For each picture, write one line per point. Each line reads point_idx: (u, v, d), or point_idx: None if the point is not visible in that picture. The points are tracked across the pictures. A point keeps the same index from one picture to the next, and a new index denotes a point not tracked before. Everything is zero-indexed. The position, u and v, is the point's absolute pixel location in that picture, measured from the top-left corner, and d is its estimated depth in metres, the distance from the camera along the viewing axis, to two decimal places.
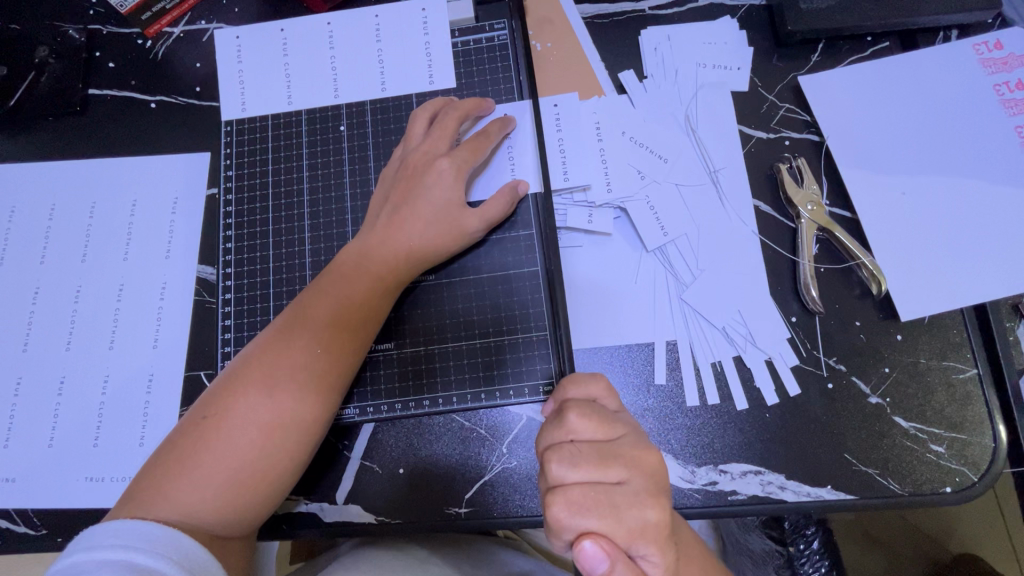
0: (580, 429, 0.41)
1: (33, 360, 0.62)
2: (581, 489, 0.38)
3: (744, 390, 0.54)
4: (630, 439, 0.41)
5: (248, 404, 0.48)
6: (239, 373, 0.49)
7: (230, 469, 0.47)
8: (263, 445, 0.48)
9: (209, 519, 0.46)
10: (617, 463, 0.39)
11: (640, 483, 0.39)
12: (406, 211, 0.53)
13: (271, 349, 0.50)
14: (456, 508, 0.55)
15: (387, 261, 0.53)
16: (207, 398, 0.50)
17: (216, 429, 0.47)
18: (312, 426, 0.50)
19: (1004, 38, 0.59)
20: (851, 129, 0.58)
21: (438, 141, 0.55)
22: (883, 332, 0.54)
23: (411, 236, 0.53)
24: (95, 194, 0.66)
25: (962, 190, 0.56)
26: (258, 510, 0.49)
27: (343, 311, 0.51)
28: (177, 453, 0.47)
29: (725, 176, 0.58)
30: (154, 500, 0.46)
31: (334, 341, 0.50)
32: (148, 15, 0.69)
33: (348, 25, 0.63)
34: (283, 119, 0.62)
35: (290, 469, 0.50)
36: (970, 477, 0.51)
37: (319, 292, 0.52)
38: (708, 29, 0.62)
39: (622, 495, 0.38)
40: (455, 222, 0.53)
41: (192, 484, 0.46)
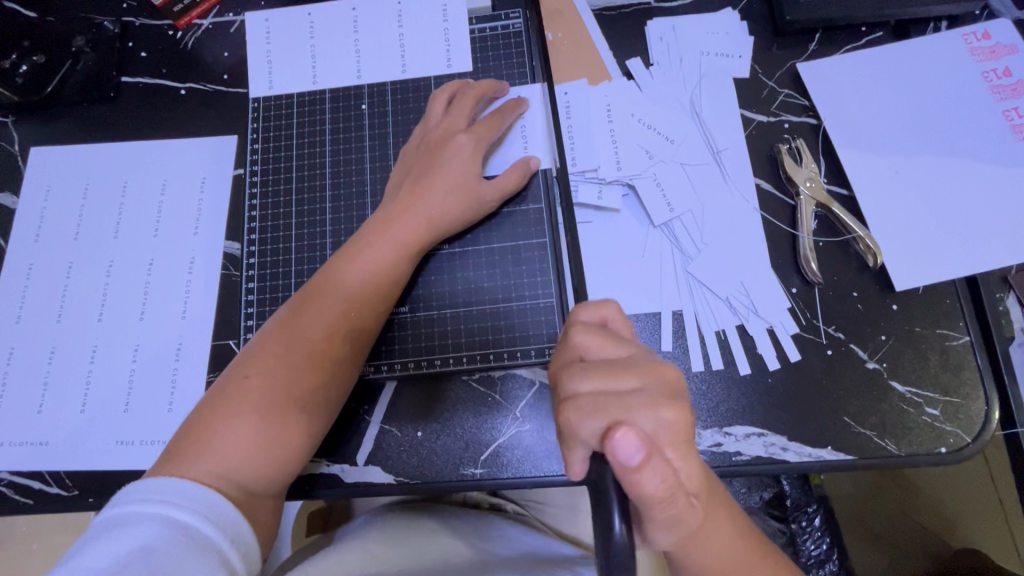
0: (588, 346, 0.42)
1: (67, 331, 0.65)
2: (591, 397, 0.39)
3: (747, 356, 0.57)
4: (638, 356, 0.42)
5: (282, 361, 0.51)
6: (271, 336, 0.52)
7: (264, 425, 0.50)
8: (296, 400, 0.51)
9: (245, 474, 0.49)
10: (631, 371, 0.40)
11: (658, 388, 0.40)
12: (426, 183, 0.56)
13: (302, 313, 0.53)
14: (473, 469, 0.57)
15: (409, 229, 0.55)
16: (240, 360, 0.52)
17: (248, 387, 0.50)
18: (338, 382, 0.53)
19: (991, 27, 0.63)
20: (847, 112, 0.62)
21: (456, 119, 0.58)
22: (879, 302, 0.57)
23: (433, 207, 0.56)
24: (128, 175, 0.69)
25: (953, 169, 0.59)
26: (289, 465, 0.51)
27: (370, 278, 0.54)
28: (212, 411, 0.50)
29: (728, 156, 0.62)
30: (193, 456, 0.47)
31: (360, 303, 0.54)
32: (180, 7, 0.73)
33: (370, 13, 0.66)
34: (307, 97, 0.66)
35: (319, 425, 0.52)
36: (964, 437, 0.53)
37: (343, 259, 0.55)
38: (711, 20, 0.66)
39: (635, 399, 0.39)
40: (473, 194, 0.57)
41: (229, 440, 0.49)
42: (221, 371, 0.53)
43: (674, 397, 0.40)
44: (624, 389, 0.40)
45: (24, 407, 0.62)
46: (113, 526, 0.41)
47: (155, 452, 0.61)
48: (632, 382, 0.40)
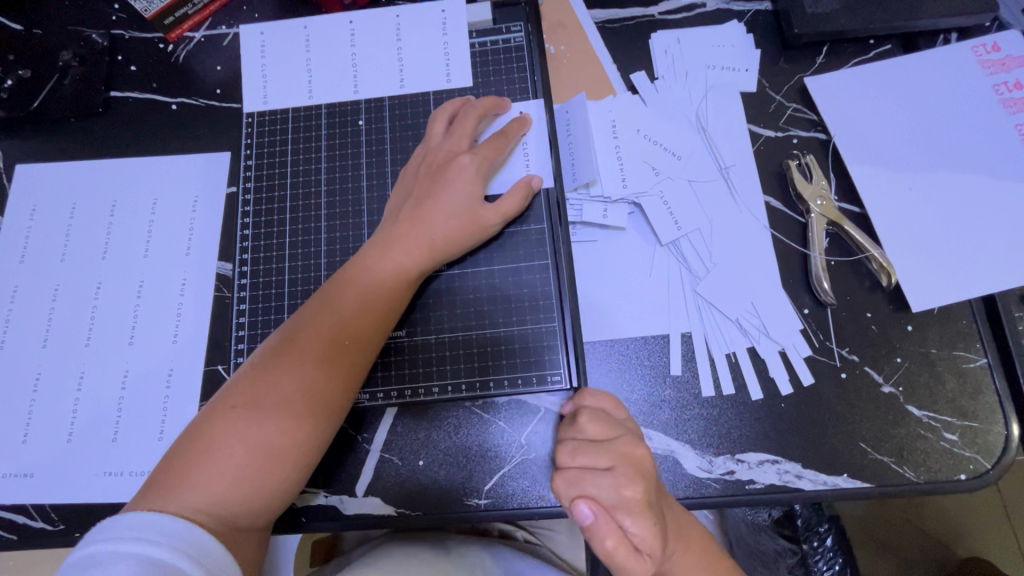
0: (584, 428, 0.46)
1: (52, 356, 0.62)
2: (572, 473, 0.44)
3: (758, 380, 0.55)
4: (626, 438, 0.45)
5: (276, 390, 0.49)
6: (263, 362, 0.50)
7: (254, 457, 0.47)
8: (287, 433, 0.48)
9: (231, 509, 0.46)
10: (607, 452, 0.44)
11: (626, 470, 0.43)
12: (427, 204, 0.54)
13: (299, 339, 0.50)
14: (475, 499, 0.55)
15: (410, 252, 0.53)
16: (232, 385, 0.50)
17: (238, 417, 0.48)
18: (334, 413, 0.50)
19: (1001, 40, 0.62)
20: (857, 127, 0.60)
21: (459, 139, 0.57)
22: (893, 323, 0.55)
23: (434, 229, 0.54)
24: (116, 193, 0.67)
25: (967, 185, 0.58)
26: (279, 499, 0.49)
27: (369, 303, 0.52)
28: (200, 441, 0.47)
29: (736, 172, 0.60)
30: (177, 489, 0.45)
31: (357, 330, 0.51)
32: (171, 20, 0.70)
33: (367, 26, 0.64)
34: (303, 113, 0.64)
35: (312, 458, 0.50)
36: (984, 463, 0.52)
37: (342, 284, 0.53)
38: (716, 32, 0.64)
39: (604, 478, 0.43)
40: (476, 215, 0.54)
41: (216, 472, 0.46)
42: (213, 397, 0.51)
43: (642, 480, 0.43)
44: (599, 466, 0.44)
45: (8, 436, 0.60)
46: (87, 566, 0.40)
47: (144, 483, 0.58)
48: (601, 463, 0.44)
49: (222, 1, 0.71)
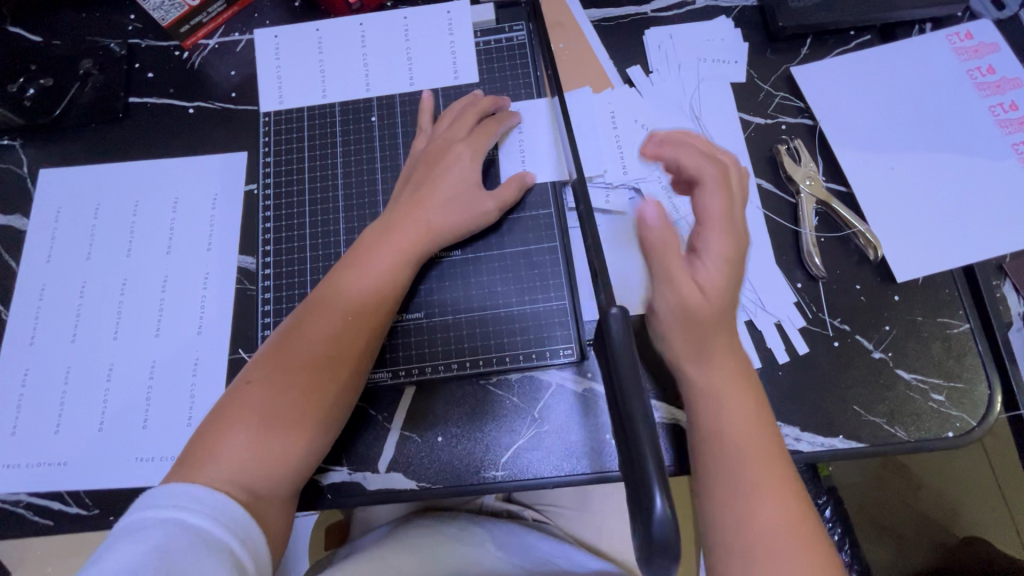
0: (659, 223, 0.48)
1: (82, 350, 0.65)
2: (661, 238, 0.49)
3: (757, 350, 0.58)
4: (715, 234, 0.49)
5: (289, 367, 0.52)
6: (278, 345, 0.54)
7: (272, 430, 0.50)
8: (300, 404, 0.51)
9: (255, 480, 0.49)
10: (707, 258, 0.49)
11: (721, 266, 0.49)
12: (427, 191, 0.58)
13: (308, 320, 0.54)
14: (494, 471, 0.58)
15: (410, 236, 0.56)
16: (247, 369, 0.54)
17: (257, 393, 0.51)
18: (345, 386, 0.53)
19: (973, 28, 0.66)
20: (842, 112, 0.64)
21: (455, 130, 0.60)
22: (881, 294, 0.59)
23: (434, 213, 0.57)
24: (138, 193, 0.70)
25: (945, 163, 0.61)
26: (298, 470, 0.52)
27: (373, 284, 0.55)
28: (222, 420, 0.51)
29: (729, 157, 0.64)
30: (203, 464, 0.48)
31: (365, 309, 0.55)
32: (186, 28, 0.73)
33: (377, 28, 0.68)
34: (317, 111, 0.67)
35: (327, 430, 0.53)
36: (970, 421, 0.55)
37: (348, 268, 0.56)
38: (707, 27, 0.68)
39: (710, 282, 0.48)
40: (474, 202, 0.58)
41: (237, 445, 0.49)
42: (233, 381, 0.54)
43: (731, 274, 0.49)
44: (705, 238, 0.49)
45: (42, 427, 0.62)
46: (126, 531, 0.42)
47: None
48: (709, 265, 0.49)
49: (235, 9, 0.75)
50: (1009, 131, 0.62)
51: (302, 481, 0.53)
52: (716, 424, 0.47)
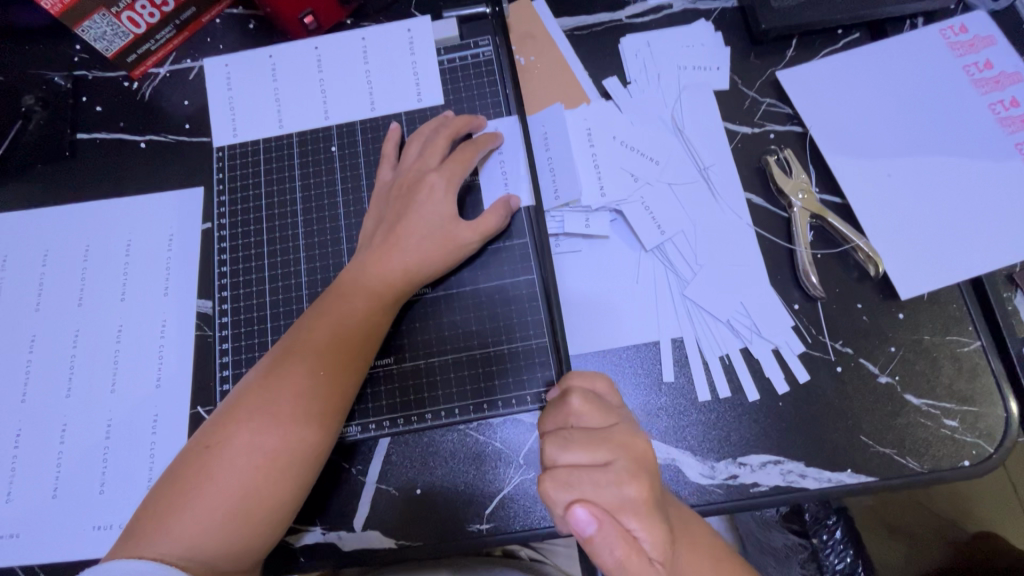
0: (580, 413, 0.45)
1: (33, 410, 0.60)
2: (567, 471, 0.40)
3: (754, 381, 0.54)
4: (621, 428, 0.43)
5: (250, 431, 0.48)
6: (240, 400, 0.49)
7: (233, 497, 0.46)
8: (265, 470, 0.47)
9: (213, 551, 0.45)
10: (606, 444, 0.41)
11: (626, 464, 0.40)
12: (400, 229, 0.54)
13: (270, 375, 0.49)
14: (477, 525, 0.53)
15: (384, 280, 0.52)
16: (207, 428, 0.49)
17: (217, 457, 0.47)
18: (312, 449, 0.49)
19: (968, 21, 0.62)
20: (832, 118, 0.60)
21: (427, 160, 0.56)
22: (884, 312, 0.55)
23: (405, 252, 0.53)
24: (89, 237, 0.66)
25: (944, 168, 0.58)
26: (265, 539, 0.48)
27: (343, 332, 0.51)
28: (179, 486, 0.47)
29: (715, 172, 0.59)
30: (158, 533, 0.45)
31: (337, 362, 0.50)
32: (134, 57, 0.68)
33: (335, 50, 0.64)
34: (274, 142, 0.63)
35: (293, 495, 0.48)
36: (986, 448, 0.51)
37: (318, 314, 0.52)
38: (685, 33, 0.64)
39: (604, 475, 0.40)
40: (449, 236, 0.54)
41: (196, 516, 0.46)
42: (193, 435, 0.50)
43: (642, 475, 0.40)
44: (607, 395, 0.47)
45: None
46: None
47: None
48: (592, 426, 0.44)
49: (186, 34, 0.70)
50: (1011, 130, 0.58)
51: (270, 546, 0.49)
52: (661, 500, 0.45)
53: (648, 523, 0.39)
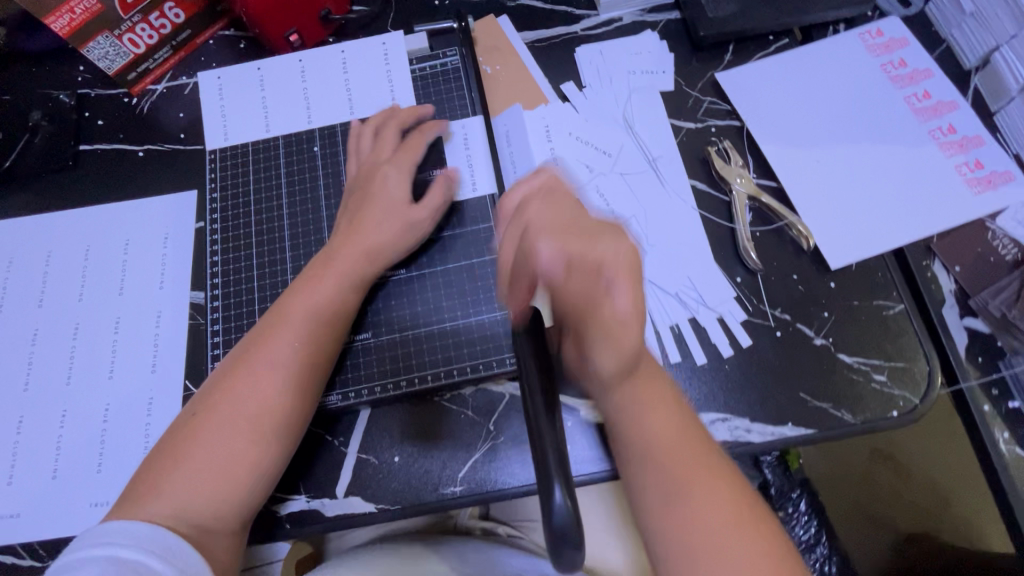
0: (545, 209, 0.45)
1: (34, 398, 0.64)
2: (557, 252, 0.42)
3: (702, 346, 0.59)
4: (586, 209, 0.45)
5: (236, 399, 0.52)
6: (225, 374, 0.54)
7: (220, 460, 0.50)
8: (251, 434, 0.51)
9: (202, 510, 0.49)
10: (600, 234, 0.43)
11: (621, 258, 0.42)
12: (363, 213, 0.60)
13: (252, 349, 0.54)
14: (451, 487, 0.57)
15: (353, 260, 0.58)
16: (194, 401, 0.53)
17: (204, 424, 0.51)
18: (293, 413, 0.53)
19: (884, 26, 0.70)
20: (765, 112, 0.67)
21: (380, 152, 0.63)
22: (818, 281, 0.60)
23: (369, 232, 0.59)
24: (90, 238, 0.71)
25: (866, 153, 0.64)
26: (250, 502, 0.52)
27: (319, 309, 0.56)
28: (169, 454, 0.51)
29: (662, 162, 0.66)
30: (149, 497, 0.48)
31: (314, 335, 0.55)
32: (133, 75, 0.75)
33: (318, 62, 0.71)
34: (262, 145, 0.69)
35: (278, 455, 0.53)
36: (913, 399, 0.56)
37: (296, 294, 0.57)
38: (633, 42, 0.71)
39: (604, 241, 0.42)
40: (406, 215, 0.60)
41: (185, 480, 0.49)
42: (181, 410, 0.54)
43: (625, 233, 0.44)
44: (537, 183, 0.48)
45: None
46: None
47: None
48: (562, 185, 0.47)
49: (182, 54, 0.77)
50: (924, 118, 0.65)
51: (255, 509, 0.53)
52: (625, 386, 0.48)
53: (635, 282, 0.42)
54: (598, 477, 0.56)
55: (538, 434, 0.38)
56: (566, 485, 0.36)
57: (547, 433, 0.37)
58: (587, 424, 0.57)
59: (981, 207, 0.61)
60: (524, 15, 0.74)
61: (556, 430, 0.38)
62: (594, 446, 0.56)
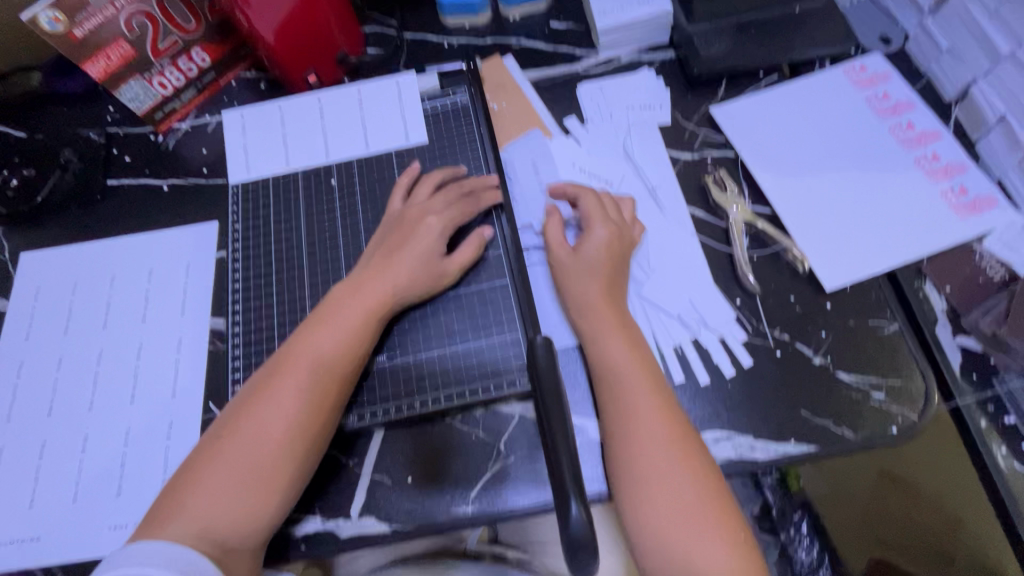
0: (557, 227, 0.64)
1: (57, 423, 0.66)
2: (553, 225, 0.65)
3: (705, 366, 0.61)
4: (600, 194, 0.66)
5: (258, 422, 0.54)
6: (248, 398, 0.56)
7: (240, 483, 0.52)
8: (271, 456, 0.53)
9: (222, 531, 0.50)
10: (592, 229, 0.62)
11: (597, 223, 0.63)
12: (392, 258, 0.62)
13: (275, 374, 0.56)
14: (463, 507, 0.58)
15: (371, 291, 0.60)
16: (218, 423, 0.56)
17: (226, 447, 0.53)
18: (308, 437, 0.54)
19: (867, 62, 0.74)
20: (758, 144, 0.71)
21: (432, 204, 0.65)
22: (814, 303, 0.63)
23: (398, 277, 0.61)
24: (115, 268, 0.74)
25: (855, 180, 0.68)
26: (270, 523, 0.53)
27: (338, 336, 0.58)
28: (192, 476, 0.52)
29: (662, 191, 0.69)
30: (172, 518, 0.50)
31: (335, 361, 0.57)
32: (160, 115, 0.79)
33: (336, 101, 0.75)
34: (282, 179, 0.73)
35: (294, 478, 0.54)
36: (911, 416, 0.58)
37: (317, 321, 0.59)
38: (632, 79, 0.76)
39: (586, 245, 0.62)
40: (433, 262, 0.62)
41: (206, 502, 0.51)
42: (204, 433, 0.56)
43: (611, 238, 0.62)
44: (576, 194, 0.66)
45: (16, 503, 0.63)
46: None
47: None
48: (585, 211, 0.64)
49: (206, 95, 0.82)
50: (909, 147, 0.69)
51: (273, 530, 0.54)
52: (621, 369, 0.55)
53: (600, 227, 0.62)
54: (607, 496, 0.57)
55: (553, 447, 0.40)
56: (581, 500, 0.37)
57: (562, 443, 0.40)
58: (594, 442, 0.59)
59: (967, 230, 0.64)
60: (528, 57, 0.79)
61: (570, 449, 0.40)
62: (603, 464, 0.58)
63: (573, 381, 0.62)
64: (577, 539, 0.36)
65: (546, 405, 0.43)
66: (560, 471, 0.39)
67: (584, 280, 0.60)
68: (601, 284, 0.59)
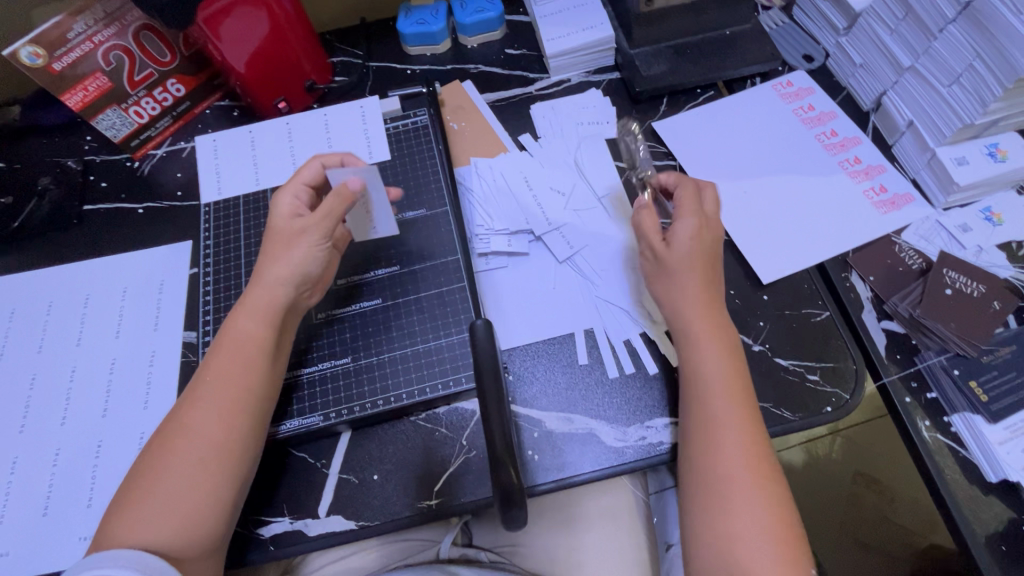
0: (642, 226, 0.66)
1: (27, 439, 0.67)
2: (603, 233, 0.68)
3: (653, 357, 0.65)
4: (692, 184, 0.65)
5: (177, 442, 0.55)
6: (170, 423, 0.57)
7: (171, 500, 0.52)
8: (193, 470, 0.54)
9: (161, 542, 0.51)
10: (684, 218, 0.62)
11: (696, 213, 0.63)
12: (268, 254, 0.62)
13: (191, 396, 0.57)
14: (427, 500, 0.60)
15: (260, 294, 0.60)
16: (148, 449, 0.56)
17: (155, 468, 0.54)
18: (232, 440, 0.55)
19: (793, 78, 0.81)
20: (696, 152, 0.77)
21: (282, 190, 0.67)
22: (752, 295, 0.68)
23: (279, 271, 0.60)
24: (90, 288, 0.76)
25: (785, 183, 0.73)
26: (211, 531, 0.53)
27: (240, 342, 0.59)
28: (127, 499, 0.53)
29: (610, 198, 0.75)
30: (113, 537, 0.51)
31: (239, 367, 0.58)
32: (137, 142, 0.83)
33: (303, 124, 0.80)
34: (252, 197, 0.76)
35: (228, 483, 0.55)
36: (844, 395, 0.62)
37: (223, 335, 0.60)
38: (581, 98, 0.82)
39: (683, 230, 0.62)
40: (297, 240, 0.61)
41: (143, 518, 0.52)
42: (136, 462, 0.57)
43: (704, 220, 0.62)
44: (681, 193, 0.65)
45: None
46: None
47: None
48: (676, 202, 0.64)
49: (181, 123, 0.86)
50: (834, 152, 0.75)
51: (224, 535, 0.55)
52: (698, 369, 0.57)
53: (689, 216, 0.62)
54: (563, 483, 0.60)
55: (484, 411, 0.44)
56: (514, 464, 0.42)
57: (495, 417, 0.43)
58: (551, 434, 0.62)
59: (887, 225, 0.70)
60: (485, 80, 0.85)
61: (501, 415, 0.44)
62: (559, 454, 0.61)
63: (530, 375, 0.65)
64: (504, 490, 0.41)
65: (481, 364, 0.47)
66: (492, 431, 0.43)
67: (684, 273, 0.61)
68: (694, 279, 0.60)
